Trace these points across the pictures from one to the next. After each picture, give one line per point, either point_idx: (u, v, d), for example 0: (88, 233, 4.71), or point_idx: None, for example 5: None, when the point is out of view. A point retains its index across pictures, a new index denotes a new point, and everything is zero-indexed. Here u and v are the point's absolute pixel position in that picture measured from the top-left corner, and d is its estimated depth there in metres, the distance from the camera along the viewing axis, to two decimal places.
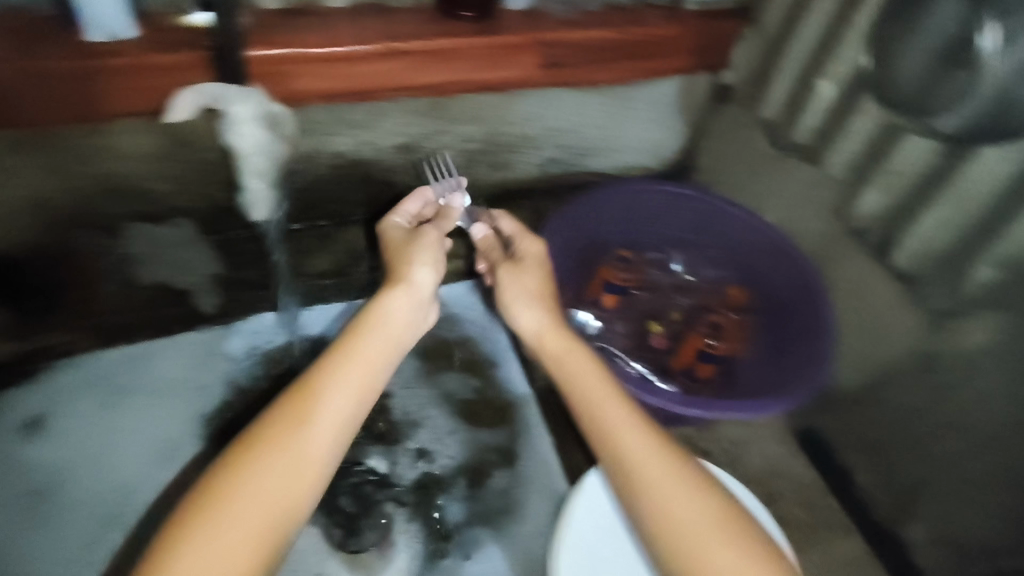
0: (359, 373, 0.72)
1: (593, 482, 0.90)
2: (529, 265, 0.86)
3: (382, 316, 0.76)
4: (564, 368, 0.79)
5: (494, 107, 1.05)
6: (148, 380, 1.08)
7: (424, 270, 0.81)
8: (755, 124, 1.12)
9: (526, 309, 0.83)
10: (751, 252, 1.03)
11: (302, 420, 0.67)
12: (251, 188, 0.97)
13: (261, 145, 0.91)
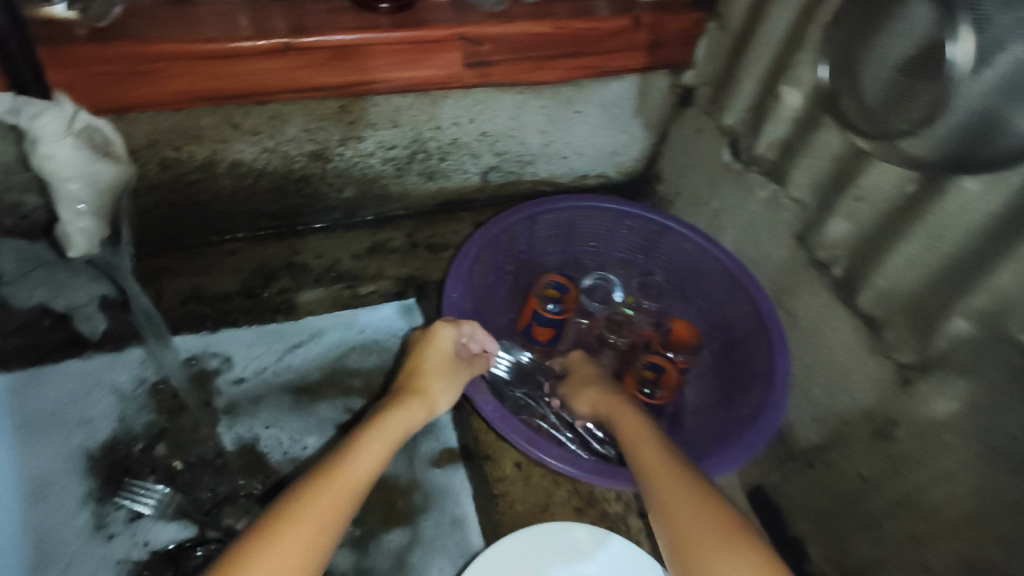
0: (367, 468, 0.63)
1: (497, 556, 0.71)
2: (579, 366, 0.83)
3: (389, 424, 0.68)
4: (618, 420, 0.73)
5: (417, 108, 0.94)
6: (13, 413, 0.86)
7: (447, 396, 0.76)
8: (717, 134, 1.00)
9: (584, 392, 0.80)
10: (700, 279, 0.92)
11: (315, 509, 0.57)
12: (66, 219, 0.82)
13: (73, 165, 0.77)
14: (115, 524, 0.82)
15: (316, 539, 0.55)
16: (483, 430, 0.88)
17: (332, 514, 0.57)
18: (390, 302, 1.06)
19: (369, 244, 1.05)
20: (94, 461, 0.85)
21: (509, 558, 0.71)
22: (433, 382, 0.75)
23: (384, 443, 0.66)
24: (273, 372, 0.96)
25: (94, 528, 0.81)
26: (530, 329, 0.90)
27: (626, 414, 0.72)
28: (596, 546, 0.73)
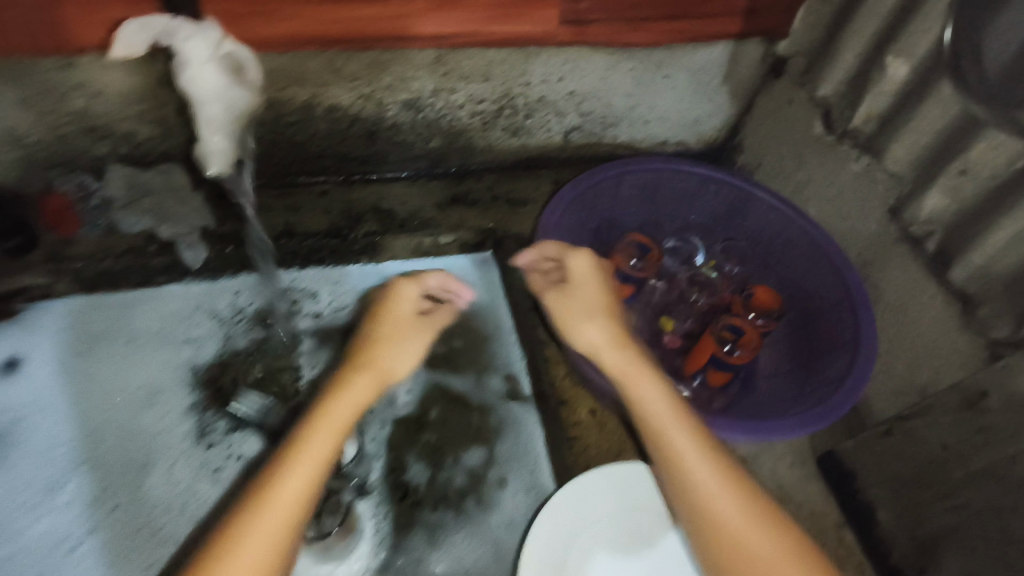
0: (318, 464, 0.60)
1: (580, 487, 0.72)
2: (577, 290, 0.74)
3: (327, 410, 0.63)
4: (628, 388, 0.68)
5: (507, 64, 0.94)
6: (124, 328, 0.91)
7: (400, 361, 0.69)
8: (809, 105, 0.99)
9: (588, 326, 0.71)
10: (783, 249, 0.92)
11: (263, 522, 0.56)
12: (209, 142, 0.79)
13: (218, 88, 0.74)
14: (216, 433, 0.84)
15: (269, 548, 0.56)
16: (560, 379, 0.91)
17: (280, 518, 0.57)
18: (465, 256, 1.09)
19: (451, 194, 1.09)
20: (197, 373, 0.88)
21: (597, 485, 0.72)
22: (383, 348, 0.69)
23: (333, 429, 0.62)
24: (351, 311, 0.98)
25: (196, 435, 0.83)
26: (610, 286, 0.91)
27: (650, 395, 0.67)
28: None
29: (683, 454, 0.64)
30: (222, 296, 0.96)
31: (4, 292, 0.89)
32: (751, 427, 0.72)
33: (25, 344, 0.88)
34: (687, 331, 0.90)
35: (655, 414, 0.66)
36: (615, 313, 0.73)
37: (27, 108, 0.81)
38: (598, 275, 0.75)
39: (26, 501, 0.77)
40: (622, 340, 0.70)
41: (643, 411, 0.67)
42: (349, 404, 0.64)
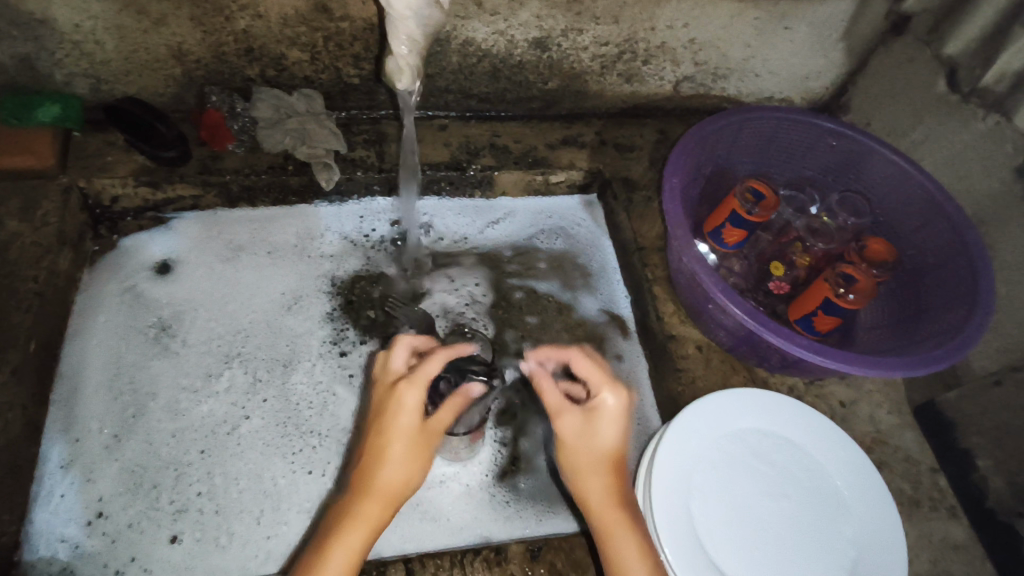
0: None
1: (713, 404, 0.77)
2: (588, 428, 0.65)
3: (347, 537, 0.60)
4: (605, 524, 0.64)
5: (637, 7, 0.97)
6: (264, 242, 1.00)
7: (405, 480, 0.62)
8: (933, 64, 0.99)
9: (592, 472, 0.64)
10: (898, 204, 0.94)
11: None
12: (398, 54, 0.73)
13: (416, 6, 0.68)
14: (348, 341, 0.94)
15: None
16: (667, 314, 0.95)
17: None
18: (575, 196, 1.14)
19: (562, 136, 1.12)
20: (335, 286, 0.98)
21: (727, 404, 0.78)
22: (387, 466, 0.61)
23: (346, 560, 0.60)
24: (470, 242, 1.06)
25: (333, 340, 0.94)
26: (722, 230, 0.95)
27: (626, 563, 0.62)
28: (796, 421, 0.78)
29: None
30: (350, 218, 1.05)
31: (160, 200, 0.98)
32: (876, 363, 0.74)
33: (179, 248, 0.98)
34: (796, 277, 0.93)
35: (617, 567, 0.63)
36: (619, 470, 0.65)
37: (197, 25, 0.89)
38: (621, 423, 0.65)
39: (192, 382, 0.88)
40: (617, 498, 0.64)
41: (616, 566, 0.63)
42: (359, 528, 0.60)
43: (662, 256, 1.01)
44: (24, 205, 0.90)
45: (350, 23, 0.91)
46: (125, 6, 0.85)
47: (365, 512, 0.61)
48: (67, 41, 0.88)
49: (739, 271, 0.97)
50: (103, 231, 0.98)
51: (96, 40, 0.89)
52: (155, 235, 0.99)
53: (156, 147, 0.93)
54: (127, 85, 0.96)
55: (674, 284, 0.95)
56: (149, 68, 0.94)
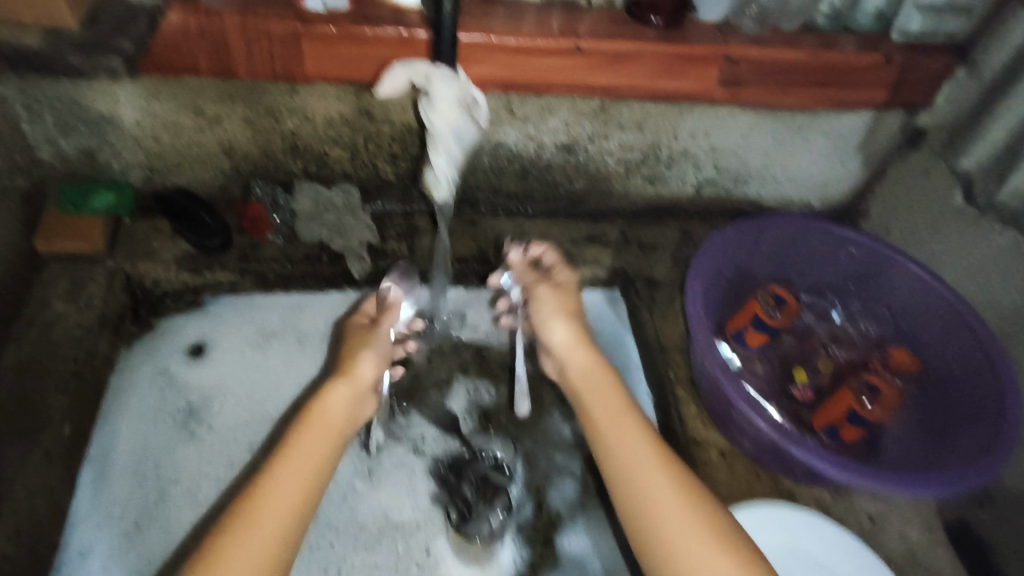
0: (297, 490, 0.69)
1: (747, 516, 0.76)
2: (562, 295, 0.92)
3: (320, 411, 0.77)
4: (588, 386, 0.83)
5: (661, 117, 1.02)
6: (294, 328, 1.03)
7: (368, 366, 0.83)
8: (950, 177, 1.01)
9: (554, 322, 0.89)
10: (923, 315, 0.95)
11: (241, 528, 0.64)
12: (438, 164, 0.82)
13: (456, 127, 0.77)
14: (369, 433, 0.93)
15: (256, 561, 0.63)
16: (691, 416, 0.95)
17: (275, 519, 0.66)
18: (597, 291, 1.15)
19: (587, 233, 1.16)
20: None
21: (759, 517, 0.77)
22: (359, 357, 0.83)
23: (311, 448, 0.73)
24: (494, 335, 1.07)
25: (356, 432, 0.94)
26: (744, 333, 0.96)
27: (597, 403, 0.80)
28: (829, 543, 0.77)
29: (641, 462, 0.72)
30: None
31: (198, 285, 1.02)
32: (901, 482, 0.73)
33: (213, 333, 1.01)
34: (821, 385, 0.93)
35: (597, 403, 0.80)
36: (582, 327, 0.89)
37: (248, 126, 0.95)
38: (573, 294, 0.94)
39: (215, 468, 0.89)
40: (580, 341, 0.87)
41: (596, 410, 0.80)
42: (320, 405, 0.77)
43: (684, 357, 1.02)
44: (71, 287, 0.94)
45: (389, 125, 0.97)
46: (183, 108, 0.91)
47: (337, 390, 0.79)
48: (128, 136, 0.95)
49: (762, 374, 0.97)
50: (142, 313, 1.02)
51: (155, 136, 0.95)
52: (190, 319, 1.02)
53: (200, 236, 0.98)
54: (177, 176, 1.02)
55: (697, 387, 0.96)
56: (200, 162, 1.00)
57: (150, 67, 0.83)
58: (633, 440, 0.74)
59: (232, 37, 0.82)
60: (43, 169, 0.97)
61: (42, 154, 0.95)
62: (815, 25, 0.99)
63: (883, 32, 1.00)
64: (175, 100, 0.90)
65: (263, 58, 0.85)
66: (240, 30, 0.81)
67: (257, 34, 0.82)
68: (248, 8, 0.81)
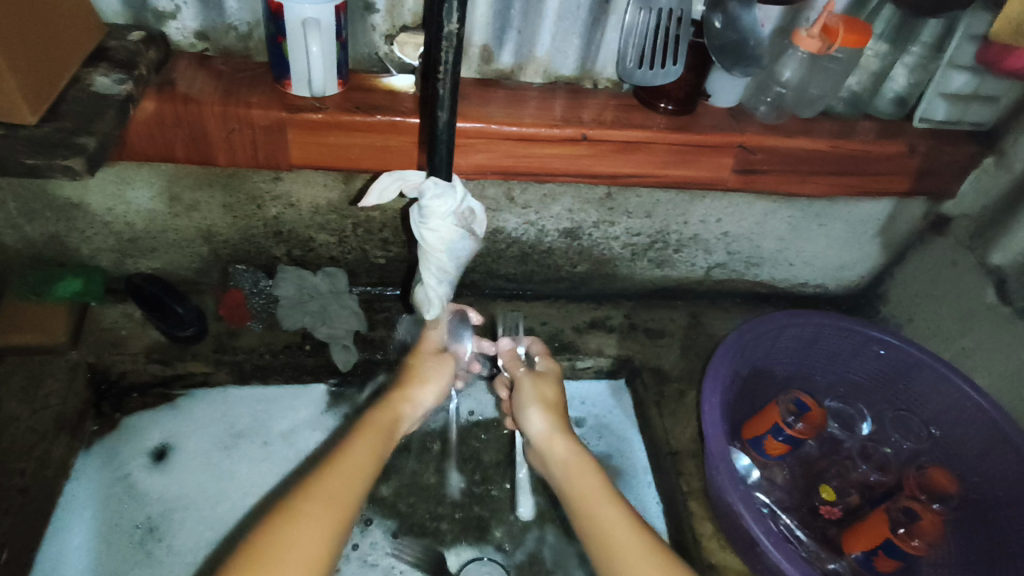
0: (357, 481, 0.61)
1: None
2: (547, 381, 0.82)
3: (387, 423, 0.70)
4: (571, 475, 0.71)
5: (670, 204, 0.97)
6: (267, 429, 0.97)
7: (434, 398, 0.76)
8: (979, 271, 0.95)
9: (533, 412, 0.78)
10: (958, 429, 0.87)
11: (322, 495, 0.58)
12: (427, 285, 0.79)
13: (449, 242, 0.73)
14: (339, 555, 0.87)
15: (324, 529, 0.55)
16: (707, 536, 0.86)
17: (346, 494, 0.59)
18: (602, 381, 1.09)
19: (589, 318, 1.08)
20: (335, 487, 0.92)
21: None
22: (423, 383, 0.76)
23: (375, 448, 0.66)
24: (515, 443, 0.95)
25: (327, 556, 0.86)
26: (762, 441, 0.87)
27: (587, 478, 0.70)
28: None
29: (632, 551, 0.62)
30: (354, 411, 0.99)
31: (167, 377, 0.95)
32: None
33: (179, 433, 0.94)
34: (847, 505, 0.85)
35: (584, 491, 0.69)
36: (565, 417, 0.79)
37: (228, 211, 0.89)
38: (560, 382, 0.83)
39: None
40: (564, 431, 0.77)
41: (585, 494, 0.68)
42: (387, 416, 0.70)
43: (698, 463, 0.93)
44: (27, 384, 0.86)
45: (380, 212, 0.91)
46: (161, 193, 0.86)
47: (407, 401, 0.73)
48: (99, 222, 0.88)
49: (782, 485, 0.89)
50: (106, 408, 0.95)
51: (128, 222, 0.89)
52: (156, 417, 0.96)
53: (171, 327, 0.91)
54: (152, 260, 0.95)
55: (712, 501, 0.87)
56: (176, 247, 0.93)
57: (126, 153, 0.79)
58: (624, 520, 0.65)
59: (210, 123, 0.77)
60: (6, 255, 0.90)
61: (5, 240, 0.88)
62: (833, 110, 0.93)
63: (904, 118, 0.94)
64: (150, 185, 0.85)
65: (244, 145, 0.79)
66: (219, 118, 0.76)
67: (238, 121, 0.77)
68: (229, 96, 0.77)
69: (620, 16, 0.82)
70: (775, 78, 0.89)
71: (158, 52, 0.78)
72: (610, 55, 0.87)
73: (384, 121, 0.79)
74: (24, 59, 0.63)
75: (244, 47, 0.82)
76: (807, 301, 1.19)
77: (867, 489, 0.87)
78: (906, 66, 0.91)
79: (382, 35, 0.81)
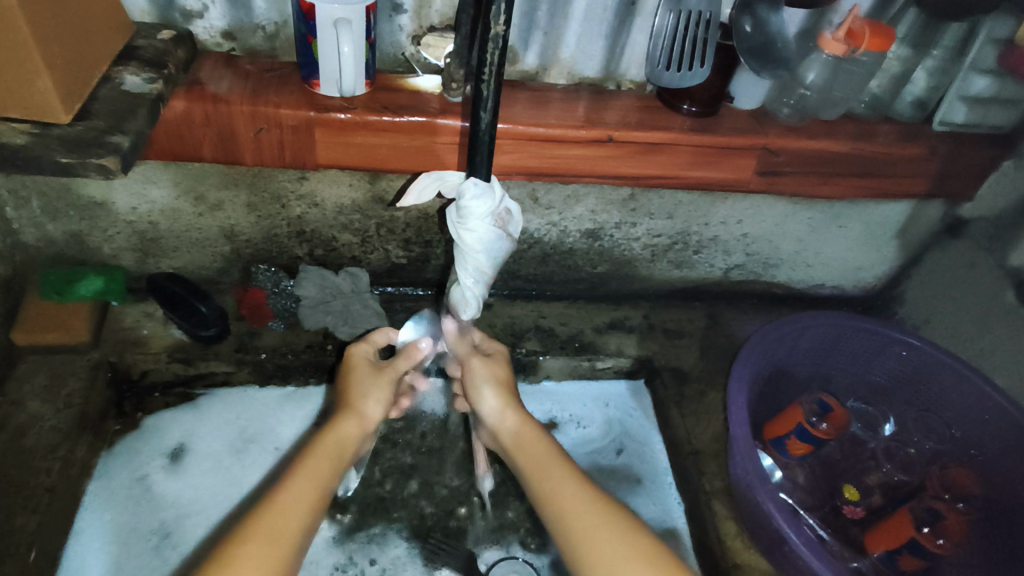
0: (309, 502, 0.61)
1: None
2: (495, 363, 0.81)
3: (333, 441, 0.69)
4: (523, 448, 0.72)
5: (691, 205, 0.97)
6: (282, 434, 0.97)
7: (379, 409, 0.76)
8: (999, 273, 0.95)
9: (482, 391, 0.78)
10: (979, 428, 0.87)
11: (262, 533, 0.56)
12: (462, 286, 0.77)
13: (486, 241, 0.72)
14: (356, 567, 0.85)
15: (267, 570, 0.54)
16: (730, 536, 0.86)
17: (289, 532, 0.58)
18: (621, 381, 1.09)
19: (608, 319, 1.08)
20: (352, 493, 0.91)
21: None
22: (368, 397, 0.75)
23: (322, 469, 0.65)
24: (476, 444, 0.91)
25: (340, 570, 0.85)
26: (784, 441, 0.88)
27: (534, 448, 0.72)
28: None
29: (584, 517, 0.63)
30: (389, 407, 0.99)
31: (190, 375, 0.95)
32: None
33: (195, 435, 0.94)
34: (871, 505, 0.86)
35: (535, 465, 0.70)
36: (513, 392, 0.79)
37: (252, 211, 0.89)
38: (504, 356, 0.83)
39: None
40: (514, 404, 0.77)
41: (536, 465, 0.70)
42: (332, 435, 0.70)
43: (720, 463, 0.93)
44: (50, 383, 0.86)
45: (404, 212, 0.91)
46: (184, 192, 0.86)
47: (353, 420, 0.73)
48: (122, 221, 0.88)
49: (804, 485, 0.89)
50: (127, 407, 0.95)
51: (151, 221, 0.89)
52: (173, 418, 0.95)
53: (194, 326, 0.90)
54: (173, 260, 0.95)
55: (736, 501, 0.87)
56: (199, 246, 0.93)
57: (151, 152, 0.79)
58: (576, 489, 0.65)
59: (237, 123, 0.77)
60: (28, 254, 0.90)
61: (27, 238, 0.88)
62: (854, 113, 0.94)
63: (924, 120, 0.95)
64: (175, 184, 0.85)
65: (270, 144, 0.79)
66: (247, 117, 0.76)
67: (265, 120, 0.77)
68: (257, 95, 0.77)
69: (645, 18, 0.83)
70: (798, 80, 0.90)
71: (185, 51, 0.78)
72: (636, 57, 0.87)
73: (412, 121, 0.79)
74: (58, 58, 0.63)
75: (270, 46, 0.82)
76: (824, 302, 1.19)
77: (889, 489, 0.88)
78: (926, 70, 0.91)
79: (408, 35, 0.81)
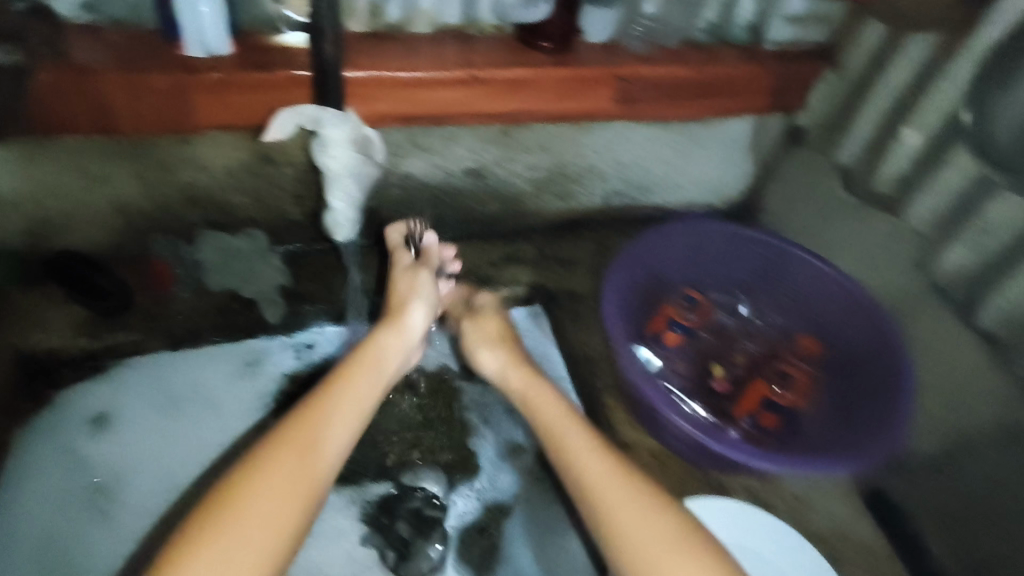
0: (345, 407, 0.77)
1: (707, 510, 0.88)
2: (487, 322, 0.99)
3: (374, 357, 0.84)
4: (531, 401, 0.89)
5: (564, 137, 1.07)
6: (202, 388, 1.00)
7: (416, 319, 0.91)
8: (831, 171, 1.09)
9: (486, 354, 0.96)
10: (821, 304, 1.02)
11: (302, 444, 0.71)
12: (335, 209, 0.96)
13: (352, 168, 0.91)
14: None
15: (300, 476, 0.69)
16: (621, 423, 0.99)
17: (321, 443, 0.73)
18: (520, 308, 1.15)
19: (503, 253, 1.17)
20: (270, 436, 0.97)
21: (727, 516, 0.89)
22: (405, 313, 0.91)
23: (357, 379, 0.80)
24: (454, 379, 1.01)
25: None
26: (662, 335, 1.01)
27: (541, 398, 0.88)
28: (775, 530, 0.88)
29: (583, 452, 0.80)
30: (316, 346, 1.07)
31: (98, 348, 0.96)
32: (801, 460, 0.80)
33: (117, 400, 0.97)
34: (735, 376, 0.99)
35: (544, 418, 0.86)
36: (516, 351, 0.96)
37: (140, 181, 0.92)
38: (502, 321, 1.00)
39: (112, 540, 0.87)
40: (516, 361, 0.94)
41: (534, 410, 0.87)
42: (372, 348, 0.85)
43: None
44: None
45: (291, 168, 0.96)
46: (68, 169, 0.88)
47: (389, 337, 0.87)
48: (6, 205, 0.89)
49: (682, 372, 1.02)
50: (37, 386, 0.95)
51: (37, 202, 0.90)
52: (88, 389, 0.97)
53: (95, 300, 0.95)
54: (67, 241, 0.96)
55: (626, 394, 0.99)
56: (91, 223, 0.95)
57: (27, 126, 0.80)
58: (577, 433, 0.82)
59: (113, 93, 0.80)
60: None
61: None
62: (694, 39, 1.04)
63: (757, 41, 1.06)
64: (57, 161, 0.87)
65: (150, 110, 0.82)
66: (122, 86, 0.79)
67: (144, 89, 0.80)
68: (129, 64, 0.79)
69: None
70: (639, 12, 0.99)
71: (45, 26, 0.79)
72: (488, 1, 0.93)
73: (286, 75, 0.83)
74: None
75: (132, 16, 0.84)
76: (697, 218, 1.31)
77: (750, 361, 1.02)
78: None
79: None
